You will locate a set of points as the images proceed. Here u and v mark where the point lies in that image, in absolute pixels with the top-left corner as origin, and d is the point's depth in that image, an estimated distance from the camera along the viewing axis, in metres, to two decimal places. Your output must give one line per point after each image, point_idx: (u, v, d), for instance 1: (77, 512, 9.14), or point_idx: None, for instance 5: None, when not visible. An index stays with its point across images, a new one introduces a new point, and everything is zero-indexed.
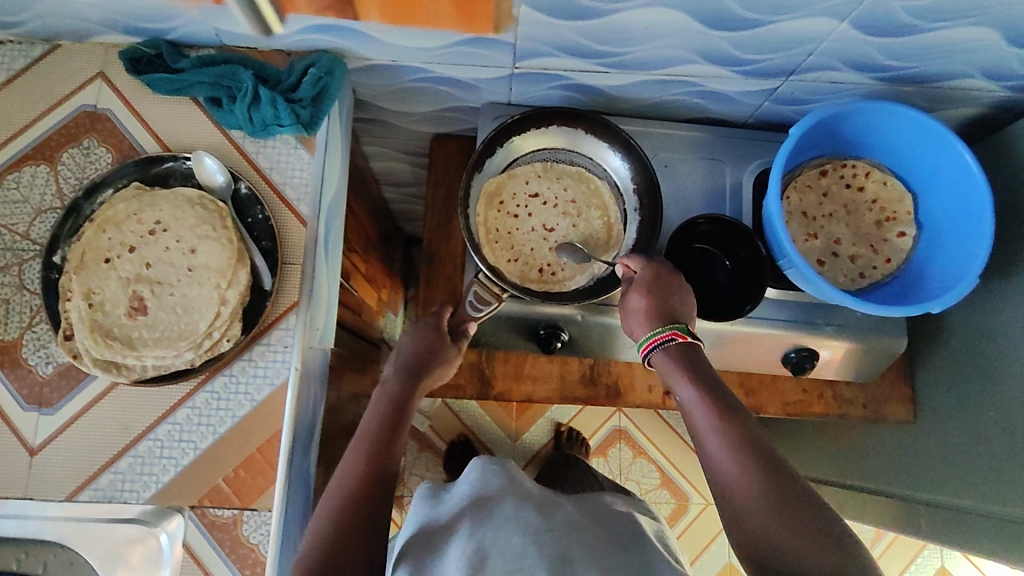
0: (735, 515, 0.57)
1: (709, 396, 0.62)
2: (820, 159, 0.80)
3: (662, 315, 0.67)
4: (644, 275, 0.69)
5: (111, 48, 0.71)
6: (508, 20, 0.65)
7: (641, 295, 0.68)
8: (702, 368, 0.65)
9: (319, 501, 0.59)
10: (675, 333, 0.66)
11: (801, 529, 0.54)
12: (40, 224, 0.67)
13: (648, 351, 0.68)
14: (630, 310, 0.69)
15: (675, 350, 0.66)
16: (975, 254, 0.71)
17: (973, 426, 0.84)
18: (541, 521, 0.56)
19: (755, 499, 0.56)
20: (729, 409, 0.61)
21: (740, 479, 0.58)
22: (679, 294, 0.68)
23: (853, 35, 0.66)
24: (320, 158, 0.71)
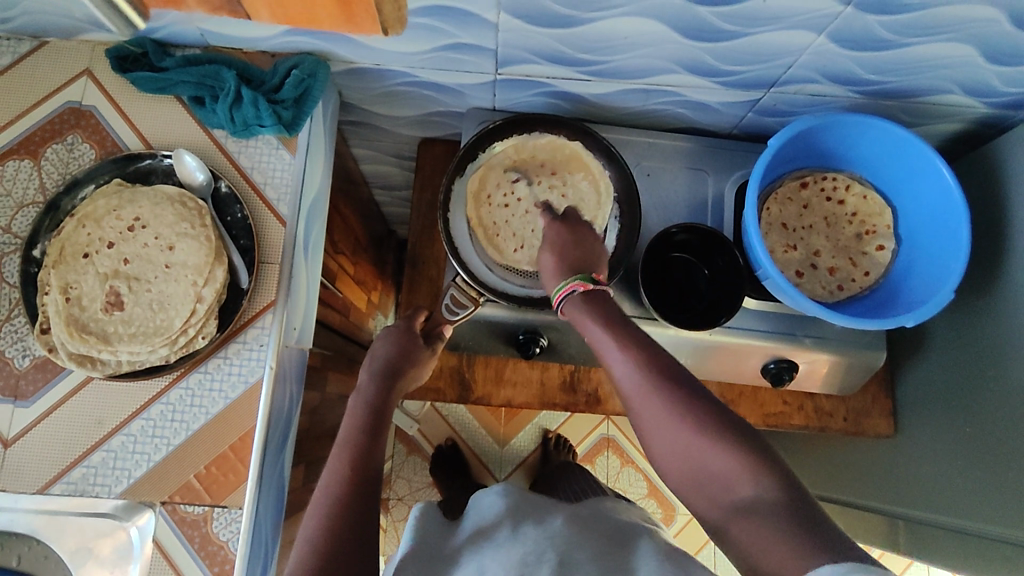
0: (657, 441, 0.56)
1: (611, 330, 0.60)
2: (801, 171, 0.81)
3: (571, 270, 0.66)
4: (553, 237, 0.70)
5: (98, 46, 0.72)
6: (488, 26, 0.65)
7: (551, 255, 0.69)
8: (606, 306, 0.63)
9: (305, 515, 0.54)
10: (577, 283, 0.64)
11: (713, 440, 0.53)
12: (22, 218, 0.68)
13: (560, 301, 0.65)
14: (549, 274, 0.68)
15: (579, 299, 0.64)
16: (951, 268, 0.71)
17: (953, 441, 0.83)
18: (541, 533, 0.58)
19: (670, 423, 0.55)
20: (634, 341, 0.59)
21: (650, 405, 0.56)
22: (585, 249, 0.68)
23: (831, 48, 0.67)
24: (301, 159, 0.72)
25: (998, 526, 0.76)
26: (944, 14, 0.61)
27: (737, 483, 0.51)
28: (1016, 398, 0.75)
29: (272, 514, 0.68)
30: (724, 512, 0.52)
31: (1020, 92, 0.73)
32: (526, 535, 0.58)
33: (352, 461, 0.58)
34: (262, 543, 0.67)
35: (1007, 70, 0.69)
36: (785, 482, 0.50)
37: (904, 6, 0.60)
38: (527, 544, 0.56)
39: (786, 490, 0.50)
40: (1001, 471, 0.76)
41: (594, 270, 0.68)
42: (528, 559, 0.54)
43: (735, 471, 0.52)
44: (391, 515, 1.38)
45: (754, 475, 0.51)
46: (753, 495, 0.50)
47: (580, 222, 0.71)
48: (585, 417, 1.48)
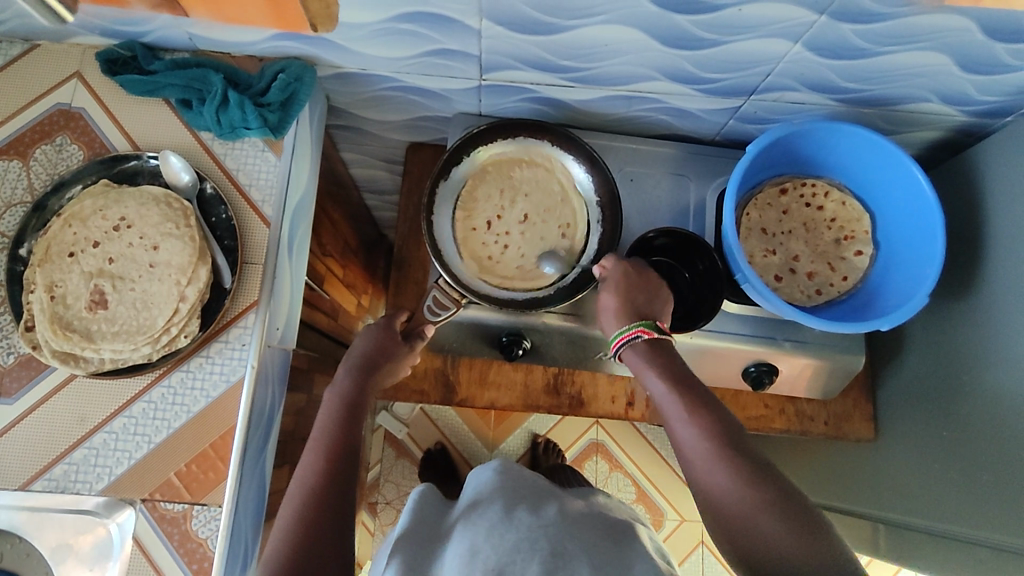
0: (708, 498, 0.58)
1: (677, 388, 0.62)
2: (781, 178, 0.82)
3: (633, 315, 0.68)
4: (614, 275, 0.70)
5: (88, 49, 0.73)
6: (471, 33, 0.67)
7: (613, 297, 0.69)
8: (670, 359, 0.65)
9: (279, 506, 0.56)
10: (640, 329, 0.66)
11: (766, 505, 0.55)
12: (10, 217, 0.69)
13: (619, 346, 0.68)
14: (609, 314, 0.69)
15: (643, 345, 0.66)
16: (925, 273, 0.72)
17: (933, 446, 0.84)
18: (535, 519, 0.58)
19: (725, 481, 0.57)
20: (699, 403, 0.62)
21: (707, 463, 0.58)
22: (648, 294, 0.69)
23: (808, 56, 0.68)
24: (287, 161, 0.73)
25: (975, 530, 0.76)
26: (916, 24, 0.62)
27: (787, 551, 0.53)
28: (993, 402, 0.75)
29: (253, 512, 0.69)
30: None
31: (995, 101, 0.74)
32: (519, 520, 0.58)
33: (327, 454, 0.58)
34: (242, 541, 0.67)
35: (982, 79, 0.70)
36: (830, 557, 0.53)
37: (877, 16, 0.61)
38: (520, 530, 0.56)
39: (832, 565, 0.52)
40: (978, 475, 0.76)
41: (653, 315, 0.69)
42: (521, 546, 0.54)
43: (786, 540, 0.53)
44: (379, 519, 1.38)
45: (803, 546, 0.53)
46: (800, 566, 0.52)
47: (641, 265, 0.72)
48: (575, 421, 1.48)
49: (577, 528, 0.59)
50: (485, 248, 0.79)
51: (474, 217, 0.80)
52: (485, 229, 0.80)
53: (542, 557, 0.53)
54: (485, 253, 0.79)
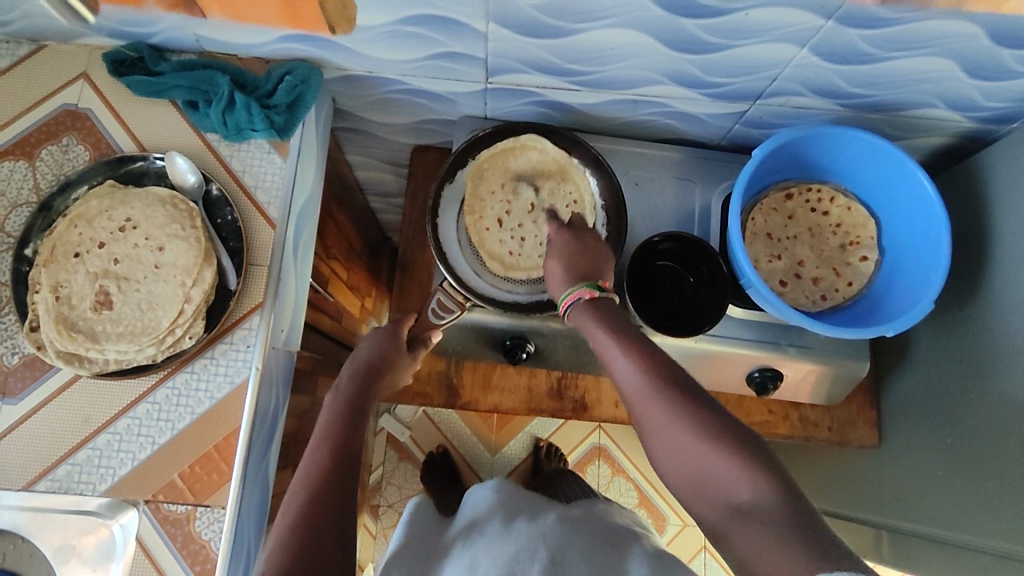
0: (660, 449, 0.56)
1: (614, 333, 0.61)
2: (786, 182, 0.82)
3: (576, 277, 0.67)
4: (557, 244, 0.71)
5: (96, 50, 0.74)
6: (478, 36, 0.67)
7: (557, 262, 0.69)
8: (610, 310, 0.64)
9: (280, 506, 0.55)
10: (583, 290, 0.65)
11: (715, 447, 0.53)
12: (15, 217, 0.69)
13: (567, 308, 0.66)
14: (556, 279, 0.69)
15: (586, 304, 0.64)
16: (932, 279, 0.72)
17: (937, 452, 0.83)
18: (533, 528, 0.59)
19: (672, 429, 0.55)
20: (636, 345, 0.60)
21: (654, 412, 0.56)
22: (589, 256, 0.69)
23: (815, 62, 0.68)
24: (292, 163, 0.73)
25: (980, 538, 0.76)
26: (923, 29, 0.62)
27: (739, 489, 0.50)
28: (998, 409, 0.75)
29: (256, 515, 0.69)
30: (724, 519, 0.51)
31: (1002, 107, 0.74)
32: (518, 531, 0.59)
33: (330, 456, 0.58)
34: (245, 545, 0.67)
35: (988, 86, 0.70)
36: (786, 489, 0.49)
37: (883, 21, 0.61)
38: (519, 540, 0.57)
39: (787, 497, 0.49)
40: (983, 482, 0.76)
41: (598, 277, 0.68)
42: (520, 555, 0.55)
43: (736, 478, 0.51)
44: (381, 522, 1.38)
45: (755, 483, 0.50)
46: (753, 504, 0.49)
47: (584, 230, 0.72)
48: (577, 425, 1.47)
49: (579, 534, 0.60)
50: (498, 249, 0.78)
51: (485, 218, 0.79)
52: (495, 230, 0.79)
53: (542, 565, 0.53)
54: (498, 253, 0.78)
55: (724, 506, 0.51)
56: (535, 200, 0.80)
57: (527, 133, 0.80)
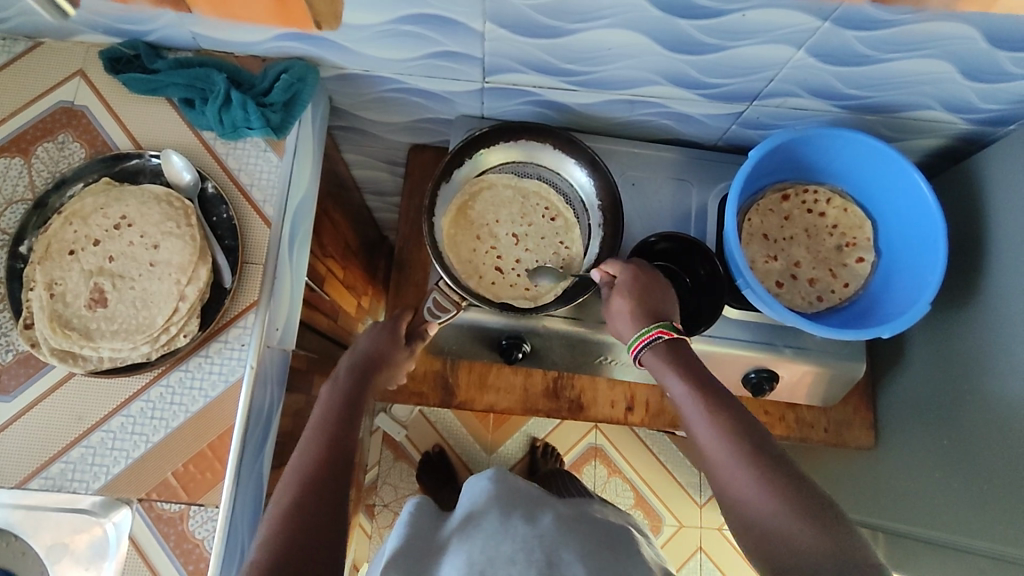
0: (732, 502, 0.56)
1: (695, 386, 0.62)
2: (783, 183, 0.82)
3: (648, 318, 0.67)
4: (624, 280, 0.68)
5: (92, 48, 0.74)
6: (475, 35, 0.67)
7: (625, 302, 0.68)
8: (689, 358, 0.65)
9: (273, 496, 0.55)
10: (658, 330, 0.65)
11: (787, 504, 0.53)
12: (10, 214, 0.69)
13: (639, 350, 0.66)
14: (624, 320, 0.68)
15: (662, 347, 0.65)
16: (928, 280, 0.72)
17: (933, 454, 0.83)
18: (531, 528, 0.58)
19: (746, 483, 0.55)
20: (719, 402, 0.60)
21: (728, 464, 0.57)
22: (659, 295, 0.68)
23: (812, 63, 0.68)
24: (289, 161, 0.73)
25: (975, 540, 0.76)
26: (920, 31, 0.62)
27: (811, 549, 0.50)
28: (994, 411, 0.75)
29: (250, 513, 0.69)
30: None
31: (998, 109, 0.74)
32: (515, 530, 0.58)
33: (325, 449, 0.58)
34: (239, 543, 0.67)
35: (984, 88, 0.70)
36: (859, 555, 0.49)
37: (880, 23, 0.61)
38: (517, 540, 0.57)
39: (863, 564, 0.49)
40: (978, 484, 0.76)
41: (667, 315, 0.68)
42: (517, 557, 0.55)
43: (807, 538, 0.51)
44: (377, 522, 1.38)
45: (831, 546, 0.50)
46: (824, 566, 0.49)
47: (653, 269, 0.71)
48: (574, 425, 1.47)
49: (573, 534, 0.59)
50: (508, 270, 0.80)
51: (487, 259, 0.80)
52: (499, 266, 0.80)
53: (539, 568, 0.53)
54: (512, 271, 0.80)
55: (793, 568, 0.50)
56: (513, 232, 0.81)
57: (468, 180, 0.82)
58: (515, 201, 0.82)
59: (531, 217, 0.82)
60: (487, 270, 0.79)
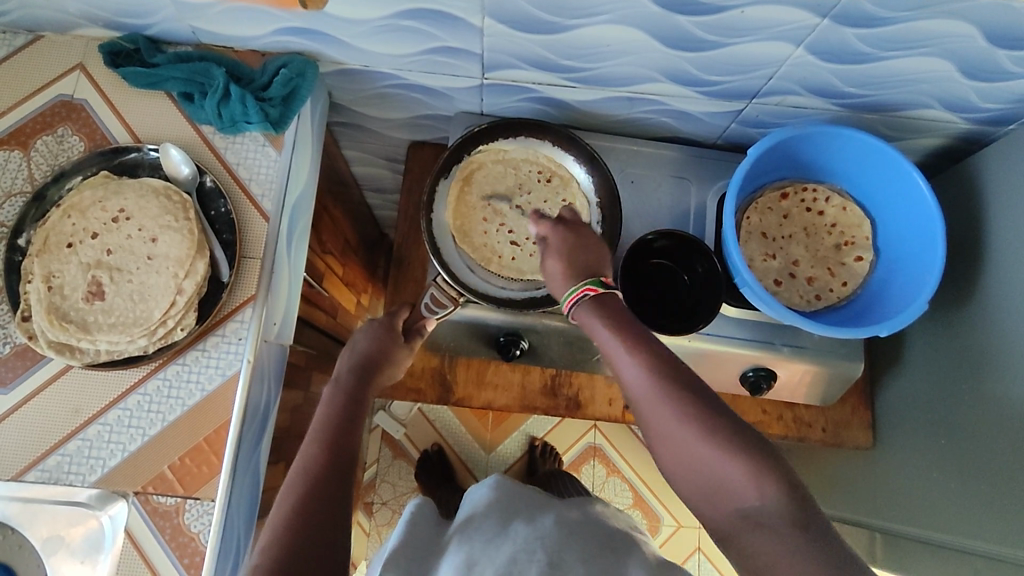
0: (667, 451, 0.56)
1: (622, 334, 0.59)
2: (782, 182, 0.82)
3: (578, 275, 0.65)
4: (556, 242, 0.69)
5: (92, 42, 0.74)
6: (474, 31, 0.67)
7: (558, 262, 0.68)
8: (615, 307, 0.62)
9: (277, 495, 0.54)
10: (585, 288, 0.63)
11: (724, 451, 0.53)
12: (9, 208, 0.69)
13: (571, 307, 0.64)
14: (556, 279, 0.67)
15: (589, 303, 0.63)
16: (927, 279, 0.72)
17: (932, 455, 0.83)
18: (531, 531, 0.58)
19: (683, 434, 0.54)
20: (645, 348, 0.58)
21: (663, 414, 0.55)
22: (589, 253, 0.67)
23: (811, 61, 0.68)
24: (287, 156, 0.73)
25: (971, 539, 0.76)
26: (920, 28, 0.62)
27: (752, 496, 0.51)
28: (992, 411, 0.75)
29: (247, 508, 0.69)
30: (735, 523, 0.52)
31: (998, 109, 0.74)
32: (516, 532, 0.58)
33: (327, 446, 0.58)
34: (235, 538, 0.67)
35: (984, 87, 0.70)
36: (795, 495, 0.51)
37: (880, 20, 0.61)
38: (518, 541, 0.57)
39: (796, 503, 0.50)
40: (976, 484, 0.76)
41: (600, 273, 0.67)
42: (518, 556, 0.55)
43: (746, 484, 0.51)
44: (375, 520, 1.38)
45: (767, 490, 0.51)
46: (764, 511, 0.50)
47: (579, 224, 0.71)
48: (573, 424, 1.47)
49: (572, 536, 0.59)
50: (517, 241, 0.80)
51: (497, 239, 0.79)
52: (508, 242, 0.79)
53: (540, 567, 0.53)
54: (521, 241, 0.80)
55: (737, 510, 0.52)
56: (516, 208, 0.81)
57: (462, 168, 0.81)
58: (512, 188, 0.81)
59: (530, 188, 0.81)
60: (500, 248, 0.79)
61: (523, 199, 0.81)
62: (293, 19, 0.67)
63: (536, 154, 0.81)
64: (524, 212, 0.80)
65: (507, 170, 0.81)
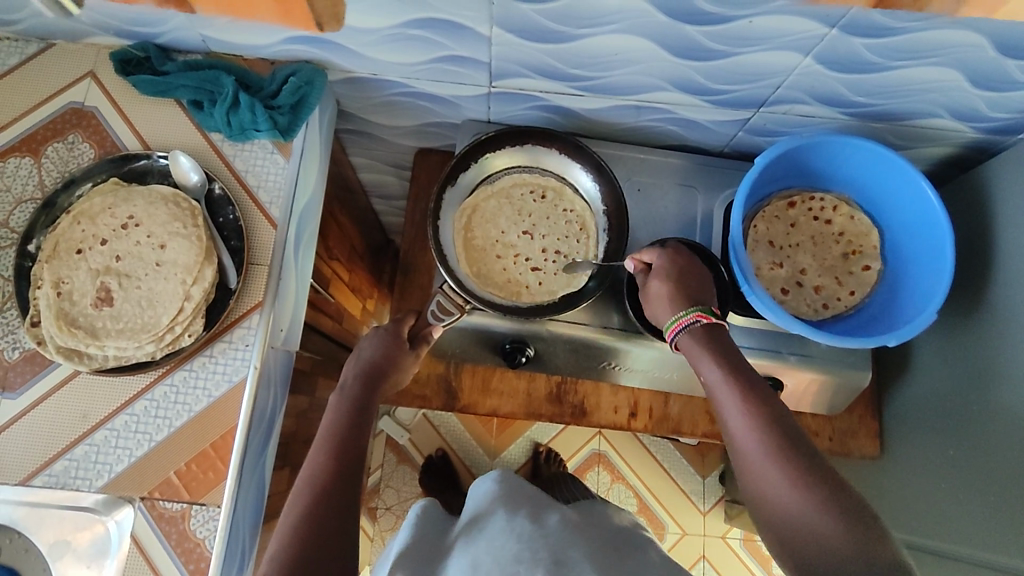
0: (758, 492, 0.56)
1: (732, 374, 0.61)
2: (789, 190, 0.82)
3: (688, 301, 0.67)
4: (663, 265, 0.69)
5: (103, 49, 0.74)
6: (481, 40, 0.67)
7: (664, 284, 0.68)
8: (725, 344, 0.64)
9: (283, 506, 0.54)
10: (697, 314, 0.65)
11: (819, 501, 0.53)
12: (19, 213, 0.70)
13: (673, 334, 0.66)
14: (661, 301, 0.68)
15: (700, 330, 0.65)
16: (935, 289, 0.72)
17: (940, 465, 0.83)
18: (535, 528, 0.58)
19: (777, 475, 0.55)
20: (752, 390, 0.60)
21: (759, 453, 0.57)
22: (696, 280, 0.69)
23: (819, 70, 0.68)
24: (295, 163, 0.73)
25: (979, 551, 0.75)
26: (929, 38, 0.62)
27: (843, 550, 0.50)
28: (1001, 422, 0.74)
29: (251, 513, 0.69)
30: None
31: (1007, 118, 0.74)
32: (520, 529, 0.58)
33: (333, 455, 0.58)
34: (239, 545, 0.67)
35: (993, 96, 0.70)
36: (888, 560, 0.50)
37: (888, 30, 0.61)
38: (523, 540, 0.56)
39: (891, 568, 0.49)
40: (985, 495, 0.75)
41: (705, 300, 0.68)
42: (523, 555, 0.54)
43: (840, 538, 0.51)
44: (379, 525, 1.38)
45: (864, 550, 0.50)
46: (853, 565, 0.50)
47: (683, 249, 0.72)
48: (578, 430, 1.47)
49: (577, 536, 0.59)
50: (528, 259, 0.81)
51: (513, 264, 0.80)
52: (522, 265, 0.80)
53: (546, 567, 0.53)
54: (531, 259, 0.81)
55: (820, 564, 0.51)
56: (521, 234, 0.81)
57: (461, 208, 0.81)
58: (513, 215, 0.82)
59: (528, 208, 0.82)
60: (518, 272, 0.80)
61: (526, 221, 0.82)
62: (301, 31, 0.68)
63: (528, 176, 0.83)
64: (531, 235, 0.82)
65: (505, 200, 0.82)
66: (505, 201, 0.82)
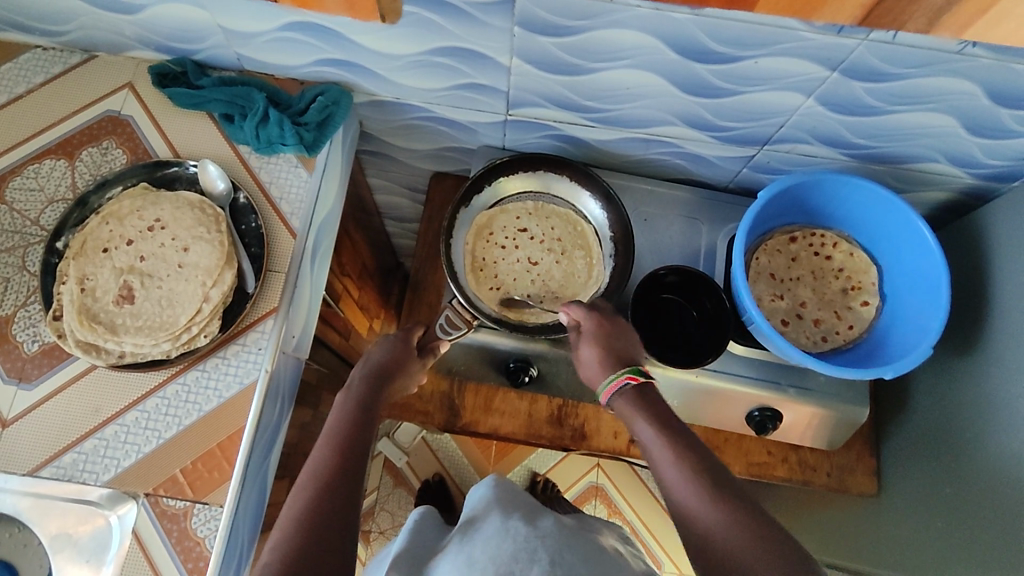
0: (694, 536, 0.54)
1: (643, 407, 0.63)
2: (791, 226, 0.85)
3: (619, 363, 0.68)
4: (589, 329, 0.71)
5: (142, 63, 0.79)
6: (501, 69, 0.71)
7: (592, 349, 0.70)
8: (655, 401, 0.64)
9: (288, 497, 0.55)
10: (627, 375, 0.65)
11: (720, 512, 0.53)
12: (50, 212, 0.73)
13: (607, 394, 0.67)
14: (593, 365, 0.70)
15: (630, 391, 0.65)
16: (931, 325, 0.74)
17: (937, 504, 0.83)
18: (531, 529, 0.58)
19: (706, 508, 0.54)
20: (661, 418, 0.62)
21: (679, 479, 0.56)
22: (625, 341, 0.70)
23: (821, 111, 0.71)
24: (317, 177, 0.76)
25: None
26: (924, 85, 0.65)
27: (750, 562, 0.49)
28: (999, 461, 0.74)
29: (251, 518, 0.69)
30: None
31: (1002, 166, 0.77)
32: (516, 530, 0.58)
33: (338, 451, 0.59)
34: (239, 546, 0.67)
35: (989, 143, 0.73)
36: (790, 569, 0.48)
37: (886, 75, 0.64)
38: (518, 540, 0.56)
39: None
40: (979, 535, 0.76)
41: (635, 361, 0.70)
42: (520, 556, 0.54)
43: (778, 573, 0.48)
44: (372, 548, 1.36)
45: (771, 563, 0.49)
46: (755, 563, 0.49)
47: (613, 313, 0.74)
48: (576, 461, 1.46)
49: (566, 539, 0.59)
50: (526, 241, 0.84)
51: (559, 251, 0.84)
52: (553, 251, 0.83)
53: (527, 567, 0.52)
54: (523, 240, 0.84)
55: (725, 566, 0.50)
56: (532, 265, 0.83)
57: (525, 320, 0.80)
58: (512, 275, 0.82)
59: (508, 267, 0.83)
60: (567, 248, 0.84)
61: (526, 265, 0.83)
62: (294, 14, 0.66)
63: (468, 255, 0.82)
64: (524, 256, 0.83)
65: (500, 281, 0.82)
66: (492, 295, 0.81)
